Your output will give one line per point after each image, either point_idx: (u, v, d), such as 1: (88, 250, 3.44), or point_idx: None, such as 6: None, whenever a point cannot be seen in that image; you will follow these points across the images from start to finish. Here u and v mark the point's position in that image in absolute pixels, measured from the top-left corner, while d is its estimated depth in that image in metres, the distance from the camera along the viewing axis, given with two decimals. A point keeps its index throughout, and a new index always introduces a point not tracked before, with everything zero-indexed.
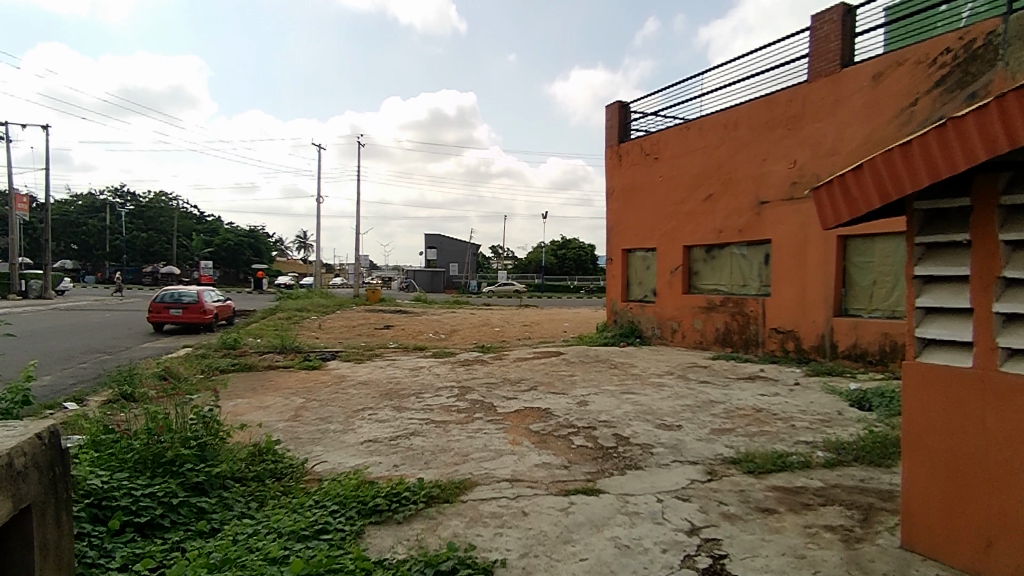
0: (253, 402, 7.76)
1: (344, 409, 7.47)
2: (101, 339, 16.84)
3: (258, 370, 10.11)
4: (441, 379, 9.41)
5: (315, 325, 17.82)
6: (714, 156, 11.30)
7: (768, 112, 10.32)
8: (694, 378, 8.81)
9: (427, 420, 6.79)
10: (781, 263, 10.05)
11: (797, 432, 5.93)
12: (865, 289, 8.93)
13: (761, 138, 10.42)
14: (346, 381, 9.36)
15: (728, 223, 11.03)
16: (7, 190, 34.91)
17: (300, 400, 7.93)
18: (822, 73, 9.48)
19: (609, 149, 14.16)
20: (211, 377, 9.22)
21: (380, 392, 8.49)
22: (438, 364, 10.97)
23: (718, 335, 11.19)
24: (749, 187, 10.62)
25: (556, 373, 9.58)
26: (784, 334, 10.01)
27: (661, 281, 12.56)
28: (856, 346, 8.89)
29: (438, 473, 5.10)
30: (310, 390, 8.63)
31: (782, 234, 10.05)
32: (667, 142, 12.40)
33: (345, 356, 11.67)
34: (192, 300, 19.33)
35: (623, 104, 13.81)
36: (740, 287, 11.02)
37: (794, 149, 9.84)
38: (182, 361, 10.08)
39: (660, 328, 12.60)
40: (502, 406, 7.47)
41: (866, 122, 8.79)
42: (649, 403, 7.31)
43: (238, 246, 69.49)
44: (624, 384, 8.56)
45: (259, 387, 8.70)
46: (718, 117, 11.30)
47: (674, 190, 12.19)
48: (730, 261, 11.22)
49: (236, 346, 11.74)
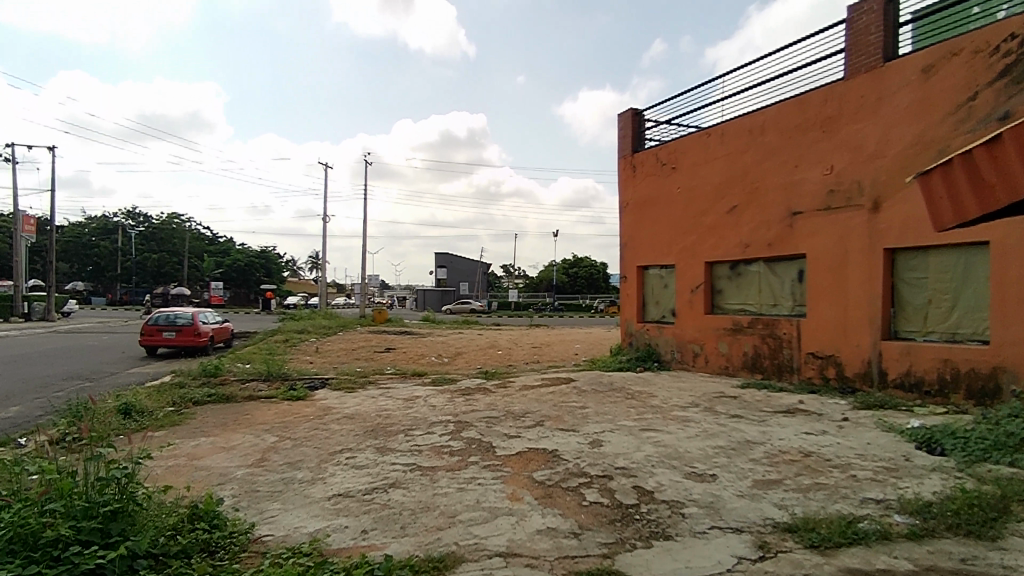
0: (216, 443, 6.76)
1: (318, 451, 6.44)
2: (88, 364, 16.02)
3: (235, 402, 9.13)
4: (436, 412, 8.38)
5: (312, 349, 16.91)
6: (739, 164, 10.29)
7: (799, 113, 9.32)
8: (724, 411, 7.70)
9: (412, 467, 5.75)
10: (818, 280, 8.97)
11: (861, 487, 4.82)
12: (919, 309, 7.84)
13: (792, 142, 9.41)
14: (329, 415, 8.33)
15: (756, 236, 9.99)
16: (13, 213, 34.62)
17: (271, 440, 6.92)
18: (861, 68, 8.49)
19: (622, 159, 13.19)
20: (179, 412, 8.26)
21: (364, 428, 7.46)
22: (436, 393, 9.94)
23: (746, 360, 10.09)
24: (779, 197, 9.58)
25: (566, 404, 8.51)
26: (822, 360, 8.88)
27: (681, 301, 11.51)
28: (910, 374, 7.76)
29: (414, 544, 4.05)
30: (286, 426, 7.62)
31: (817, 247, 8.99)
32: (686, 150, 11.40)
33: (335, 384, 10.66)
34: (186, 323, 18.54)
35: (637, 110, 12.89)
36: (770, 307, 9.93)
37: (830, 154, 8.82)
38: (152, 393, 9.13)
39: (680, 352, 11.50)
40: (502, 447, 6.41)
41: (915, 121, 7.76)
42: (675, 444, 6.22)
43: (248, 267, 69.33)
44: (643, 419, 7.45)
45: (229, 424, 7.69)
46: (742, 121, 10.30)
47: (694, 201, 11.18)
48: (758, 278, 10.15)
49: (218, 374, 10.79)
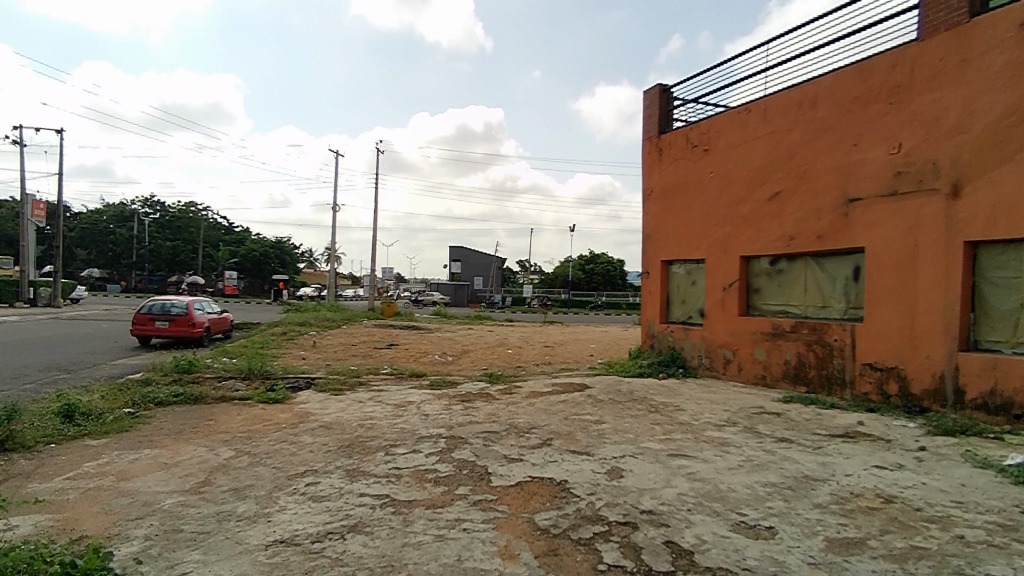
0: (159, 460, 5.65)
1: (275, 473, 5.29)
2: (73, 354, 15.14)
3: (202, 405, 8.03)
4: (428, 423, 7.21)
5: (309, 343, 15.83)
6: (785, 144, 8.92)
7: (859, 83, 7.95)
8: (768, 433, 6.43)
9: (383, 501, 4.56)
10: (879, 280, 7.63)
11: (978, 558, 3.54)
12: (1007, 316, 6.51)
13: (850, 116, 8.02)
14: (304, 423, 7.18)
15: (802, 227, 8.63)
16: (20, 197, 33.97)
17: (225, 456, 5.80)
18: (939, 27, 7.11)
19: (647, 142, 11.86)
20: (131, 417, 7.20)
21: (339, 442, 6.30)
22: (432, 399, 8.73)
23: (787, 370, 8.79)
24: (832, 181, 8.21)
25: (580, 418, 7.29)
26: (882, 372, 7.57)
27: (711, 300, 10.23)
28: (996, 393, 6.42)
29: None
30: (250, 436, 6.49)
31: (879, 241, 7.63)
32: (723, 130, 10.04)
33: (321, 385, 9.50)
34: (180, 312, 17.58)
35: (664, 87, 11.56)
36: (818, 309, 8.61)
37: (900, 129, 7.44)
38: (110, 393, 8.06)
39: (709, 357, 10.23)
40: (499, 474, 5.22)
41: (1011, 85, 6.36)
42: (716, 479, 4.97)
43: (262, 257, 68.86)
44: (672, 440, 6.20)
45: (184, 433, 6.59)
46: (789, 94, 8.92)
47: (730, 187, 9.85)
48: (803, 275, 8.83)
49: (192, 372, 9.70)
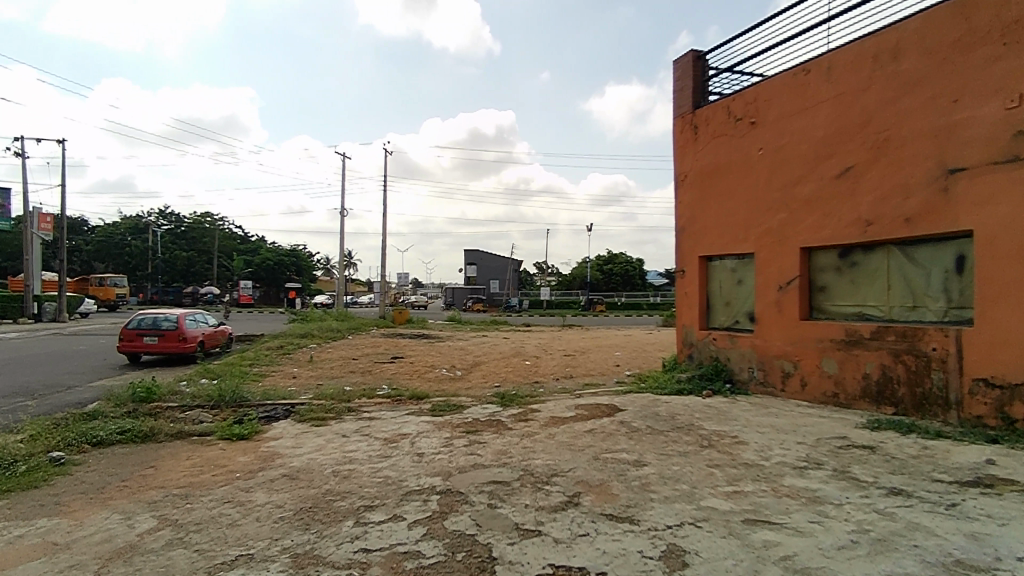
0: (49, 539, 4.17)
1: (194, 561, 3.77)
2: (49, 376, 13.88)
3: (149, 446, 6.57)
4: (418, 468, 5.66)
5: (305, 358, 14.40)
6: (856, 108, 7.27)
7: (957, 23, 6.28)
8: (872, 482, 4.77)
9: None
10: (994, 272, 5.93)
11: None
12: None
13: (947, 65, 6.35)
14: (264, 471, 5.68)
15: (882, 208, 6.95)
16: (25, 211, 33.32)
17: (140, 529, 4.31)
18: None
19: (679, 119, 10.24)
20: (50, 466, 5.75)
21: (300, 503, 4.78)
22: (431, 430, 7.18)
23: (868, 387, 7.09)
24: (923, 149, 6.54)
25: (613, 457, 5.69)
26: (1004, 391, 5.85)
27: (765, 302, 8.56)
28: None
29: None
30: (187, 495, 5.00)
31: (992, 221, 5.93)
32: (775, 97, 8.39)
33: (302, 414, 8.01)
34: (171, 326, 16.30)
35: (698, 53, 9.94)
36: (905, 310, 6.92)
37: (1020, 76, 5.76)
38: (39, 433, 6.64)
39: (764, 370, 8.56)
40: (506, 562, 3.62)
41: None
42: (829, 573, 3.32)
43: (276, 266, 68.13)
44: (744, 495, 4.58)
45: (104, 491, 5.12)
46: (861, 45, 7.26)
47: (785, 163, 8.19)
48: (885, 269, 7.14)
49: (152, 401, 8.26)
